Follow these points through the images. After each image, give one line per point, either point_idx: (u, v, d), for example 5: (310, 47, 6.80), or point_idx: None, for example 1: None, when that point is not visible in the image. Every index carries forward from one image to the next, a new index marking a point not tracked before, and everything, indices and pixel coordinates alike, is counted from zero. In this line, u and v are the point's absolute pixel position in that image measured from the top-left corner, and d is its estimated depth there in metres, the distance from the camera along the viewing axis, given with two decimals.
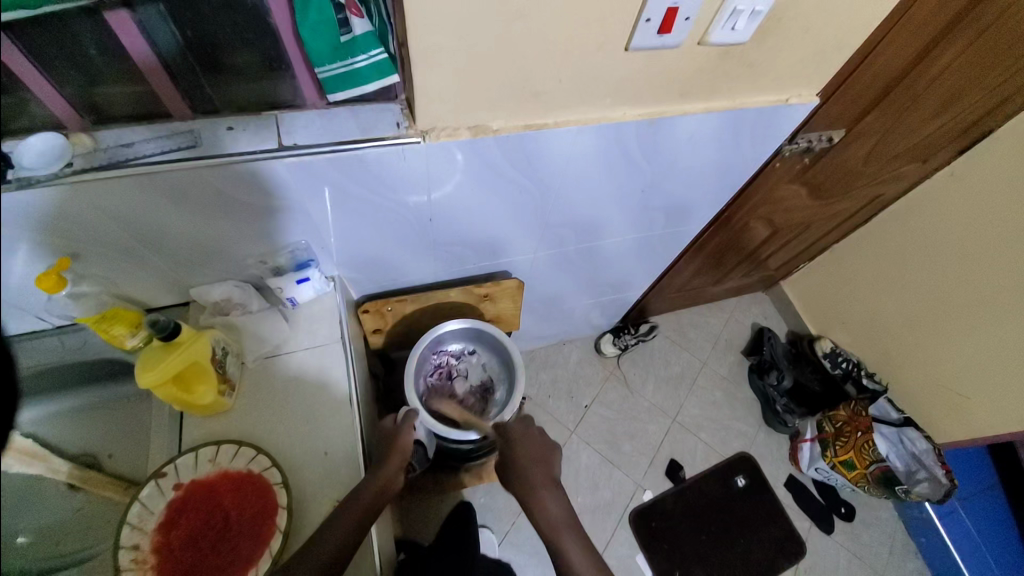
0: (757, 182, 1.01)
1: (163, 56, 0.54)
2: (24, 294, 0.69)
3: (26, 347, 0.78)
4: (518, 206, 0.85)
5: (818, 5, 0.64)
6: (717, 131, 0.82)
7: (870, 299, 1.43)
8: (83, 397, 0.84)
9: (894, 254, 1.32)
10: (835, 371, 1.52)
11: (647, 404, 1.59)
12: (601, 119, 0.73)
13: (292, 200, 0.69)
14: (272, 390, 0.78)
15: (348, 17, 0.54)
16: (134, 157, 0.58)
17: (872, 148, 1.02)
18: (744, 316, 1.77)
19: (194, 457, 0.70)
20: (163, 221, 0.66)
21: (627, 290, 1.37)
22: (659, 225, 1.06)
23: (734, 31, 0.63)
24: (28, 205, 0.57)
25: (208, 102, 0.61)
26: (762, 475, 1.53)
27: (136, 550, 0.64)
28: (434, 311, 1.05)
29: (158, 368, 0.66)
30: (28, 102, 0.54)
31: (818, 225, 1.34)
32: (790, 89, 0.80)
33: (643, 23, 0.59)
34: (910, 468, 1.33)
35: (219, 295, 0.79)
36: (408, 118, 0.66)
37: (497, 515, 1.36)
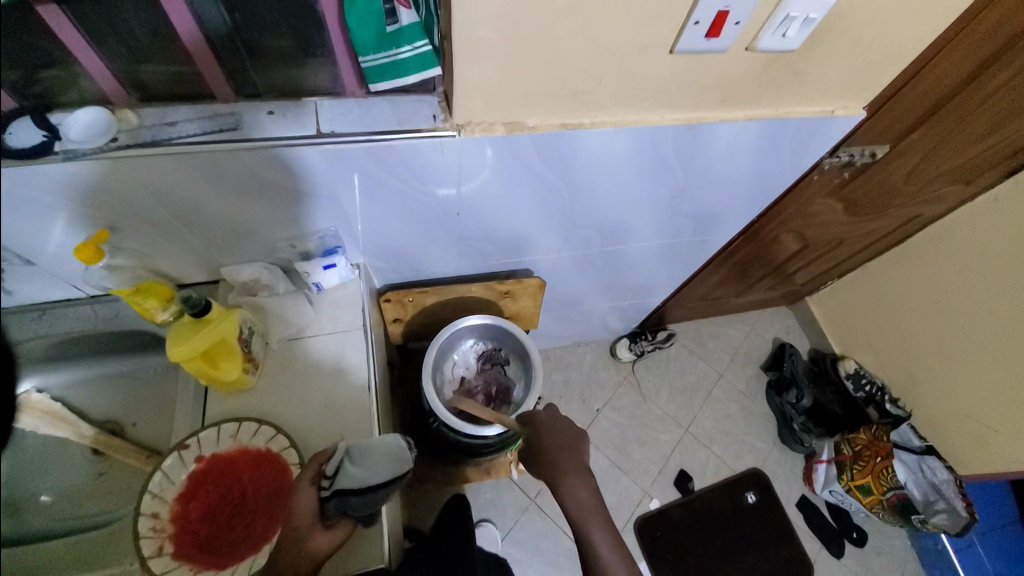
0: (792, 194, 0.99)
1: (211, 38, 0.55)
2: (63, 262, 0.71)
3: (58, 315, 0.80)
4: (546, 205, 0.84)
5: (873, 17, 0.62)
6: (755, 140, 0.80)
7: (899, 321, 1.39)
8: (109, 367, 0.86)
9: (928, 277, 1.28)
10: (857, 393, 1.48)
11: (660, 413, 1.57)
12: (638, 122, 0.72)
13: (324, 187, 0.70)
14: (293, 372, 0.79)
15: (395, 7, 0.54)
16: (177, 136, 0.59)
17: (915, 166, 0.99)
18: (765, 330, 1.73)
19: (216, 431, 0.71)
20: (198, 200, 0.67)
21: (648, 296, 1.35)
22: (687, 232, 1.05)
23: (785, 37, 0.61)
24: (72, 177, 0.58)
25: (250, 85, 0.62)
26: (773, 493, 1.50)
27: (155, 518, 0.65)
28: (454, 304, 1.06)
29: (188, 344, 0.68)
30: (78, 76, 0.56)
31: (851, 242, 1.30)
32: (836, 101, 0.77)
33: (691, 26, 0.58)
34: (929, 498, 1.28)
35: (248, 275, 0.81)
36: (445, 112, 0.66)
37: (501, 511, 1.37)
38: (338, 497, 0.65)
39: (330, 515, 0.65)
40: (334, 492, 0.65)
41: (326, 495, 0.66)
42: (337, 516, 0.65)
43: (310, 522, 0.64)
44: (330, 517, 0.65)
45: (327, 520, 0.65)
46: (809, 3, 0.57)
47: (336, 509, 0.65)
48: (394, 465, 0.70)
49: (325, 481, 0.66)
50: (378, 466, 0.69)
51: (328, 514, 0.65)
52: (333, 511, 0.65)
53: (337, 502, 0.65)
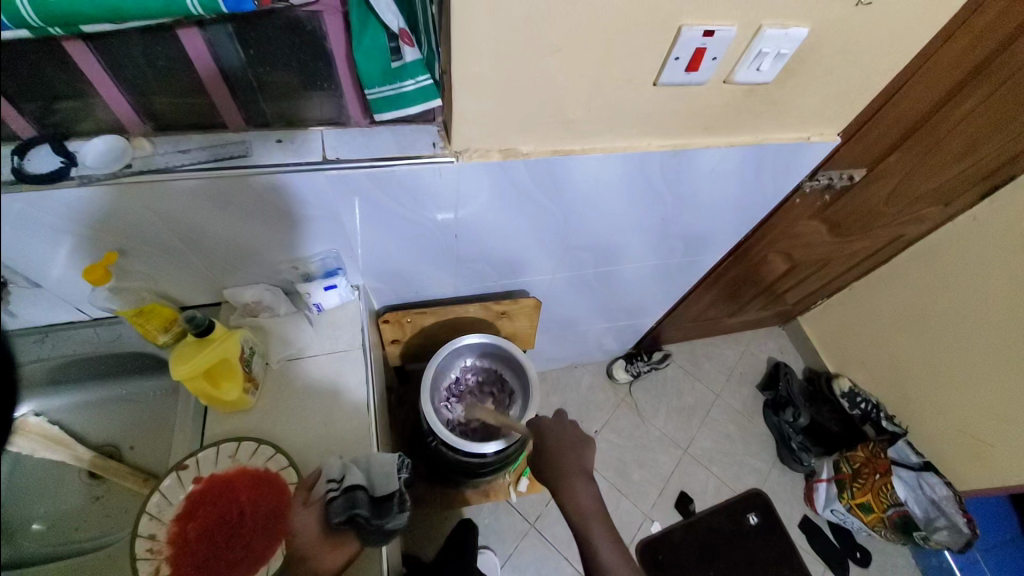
0: (777, 216, 1.02)
1: (226, 72, 0.58)
2: (70, 284, 0.73)
3: (61, 336, 0.81)
4: (541, 227, 0.87)
5: (842, 50, 0.67)
6: (739, 165, 0.84)
7: (891, 341, 1.41)
8: (106, 390, 0.86)
9: (914, 295, 1.31)
10: (854, 411, 1.49)
11: (658, 433, 1.57)
12: (628, 148, 0.76)
13: (328, 210, 0.73)
14: (293, 392, 0.80)
15: (400, 46, 0.58)
16: (189, 162, 0.62)
17: (893, 189, 1.03)
18: (759, 350, 1.75)
19: (215, 451, 0.72)
20: (206, 224, 0.70)
21: (642, 316, 1.37)
22: (678, 253, 1.08)
23: (759, 71, 0.66)
24: (87, 201, 0.61)
25: (261, 116, 0.65)
26: (775, 514, 1.49)
27: (152, 540, 0.66)
28: (452, 325, 1.07)
29: (189, 364, 0.69)
30: (95, 107, 0.59)
31: (837, 262, 1.34)
32: (814, 127, 0.82)
33: (672, 61, 0.62)
34: (929, 516, 1.27)
35: (251, 296, 0.83)
36: (444, 139, 0.70)
37: (500, 536, 1.35)
38: (347, 494, 0.67)
39: (337, 514, 0.65)
40: (344, 490, 0.67)
41: (334, 495, 0.67)
42: (342, 516, 0.65)
43: (317, 536, 0.66)
44: (336, 518, 0.65)
45: (332, 521, 0.65)
46: (781, 37, 0.62)
47: (343, 507, 0.66)
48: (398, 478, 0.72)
49: (333, 483, 0.68)
50: (382, 475, 0.72)
51: (335, 514, 0.65)
52: (342, 508, 0.66)
53: (347, 497, 0.66)
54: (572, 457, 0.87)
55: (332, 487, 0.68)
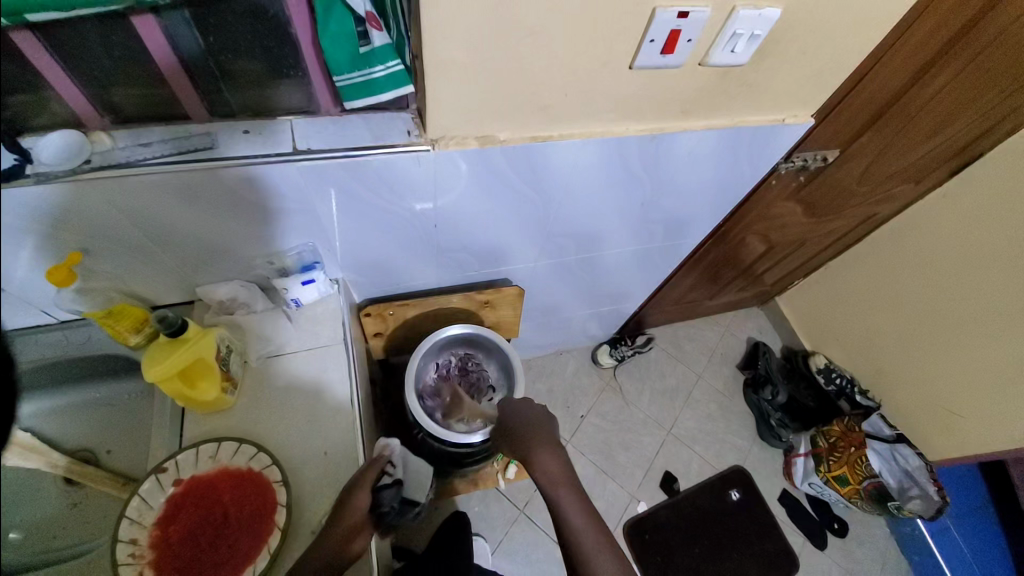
0: (755, 197, 1.04)
1: (184, 60, 0.56)
2: (32, 288, 0.70)
3: (29, 340, 0.78)
4: (522, 214, 0.87)
5: (814, 30, 0.68)
6: (717, 148, 0.85)
7: (865, 317, 1.45)
8: (79, 395, 0.84)
9: (886, 272, 1.35)
10: (830, 387, 1.53)
11: (642, 416, 1.60)
12: (606, 133, 0.75)
13: (302, 202, 0.71)
14: (274, 389, 0.79)
15: (367, 30, 0.57)
16: (151, 156, 0.60)
17: (865, 169, 1.05)
18: (739, 330, 1.79)
19: (195, 453, 0.71)
20: (173, 220, 0.67)
21: (624, 301, 1.38)
22: (658, 238, 1.09)
23: (734, 53, 0.66)
24: (43, 200, 0.58)
25: (226, 106, 0.63)
26: (756, 489, 1.54)
27: (134, 544, 0.64)
28: (435, 316, 1.07)
29: (163, 365, 0.67)
30: (47, 100, 0.56)
31: (813, 242, 1.37)
32: (787, 109, 0.83)
33: (647, 44, 0.61)
34: (903, 485, 1.33)
35: (225, 294, 0.80)
36: (418, 127, 0.69)
37: (491, 524, 1.36)
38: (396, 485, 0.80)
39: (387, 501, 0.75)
40: (396, 482, 0.80)
41: (387, 483, 0.79)
42: (388, 505, 0.75)
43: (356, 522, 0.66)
44: (383, 506, 0.74)
45: (379, 507, 0.72)
46: (754, 19, 0.62)
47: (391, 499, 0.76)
48: (422, 488, 0.92)
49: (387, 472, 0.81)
50: (411, 479, 0.90)
51: (384, 502, 0.75)
52: (390, 499, 0.76)
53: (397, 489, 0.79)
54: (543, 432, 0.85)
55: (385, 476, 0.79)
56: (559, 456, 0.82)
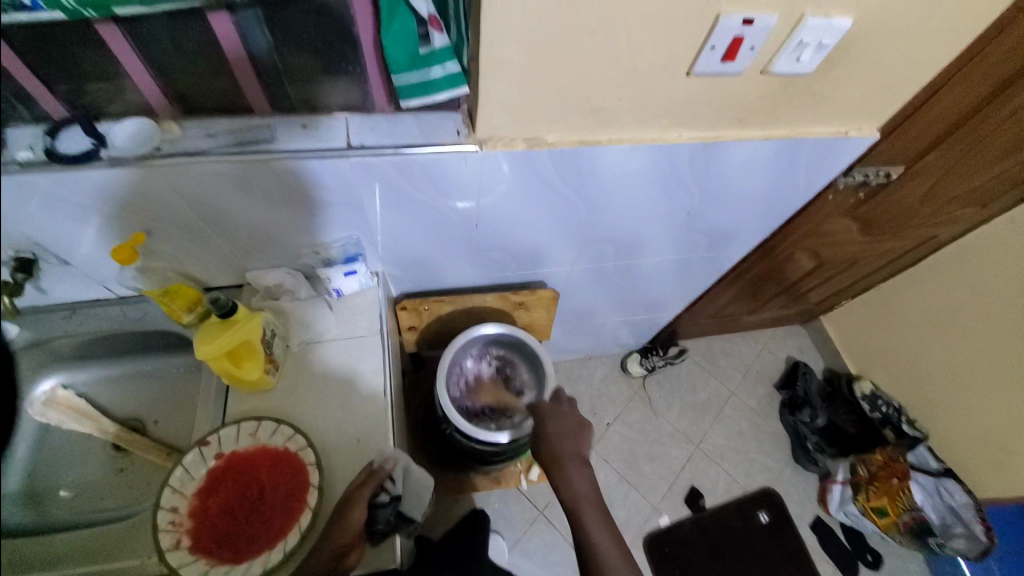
0: (808, 212, 0.99)
1: (253, 56, 0.58)
2: (97, 263, 0.75)
3: (88, 313, 0.83)
4: (563, 218, 0.86)
5: (888, 40, 0.64)
6: (772, 158, 0.82)
7: (916, 345, 1.37)
8: (128, 367, 0.89)
9: (943, 299, 1.26)
10: (875, 414, 1.45)
11: (670, 429, 1.56)
12: (656, 139, 0.74)
13: (350, 196, 0.73)
14: (312, 374, 0.81)
15: (429, 31, 0.58)
16: (213, 146, 0.63)
17: (929, 189, 0.99)
18: (779, 348, 1.72)
19: (237, 429, 0.73)
20: (229, 207, 0.70)
21: (660, 310, 1.36)
22: (700, 248, 1.06)
23: (799, 61, 0.63)
24: (115, 181, 0.62)
25: (287, 101, 0.65)
26: (786, 514, 1.48)
27: (174, 512, 0.67)
28: (470, 313, 1.07)
29: (214, 344, 0.70)
30: (123, 88, 0.59)
31: (865, 262, 1.30)
32: (851, 121, 0.79)
33: (708, 50, 0.60)
34: (946, 522, 1.26)
35: (272, 280, 0.84)
36: (468, 127, 0.69)
37: (509, 522, 1.36)
38: (395, 502, 0.72)
39: (381, 519, 0.70)
40: (393, 499, 0.72)
41: (383, 500, 0.71)
42: (384, 523, 0.70)
43: (357, 533, 0.66)
44: (378, 524, 0.70)
45: (373, 525, 0.70)
46: (824, 29, 0.59)
47: (388, 514, 0.71)
48: (420, 506, 0.79)
49: (385, 487, 0.72)
50: (409, 494, 0.77)
51: (379, 520, 0.70)
52: (387, 518, 0.71)
53: (394, 508, 0.72)
54: (569, 444, 0.85)
55: (382, 491, 0.72)
56: (586, 476, 0.82)
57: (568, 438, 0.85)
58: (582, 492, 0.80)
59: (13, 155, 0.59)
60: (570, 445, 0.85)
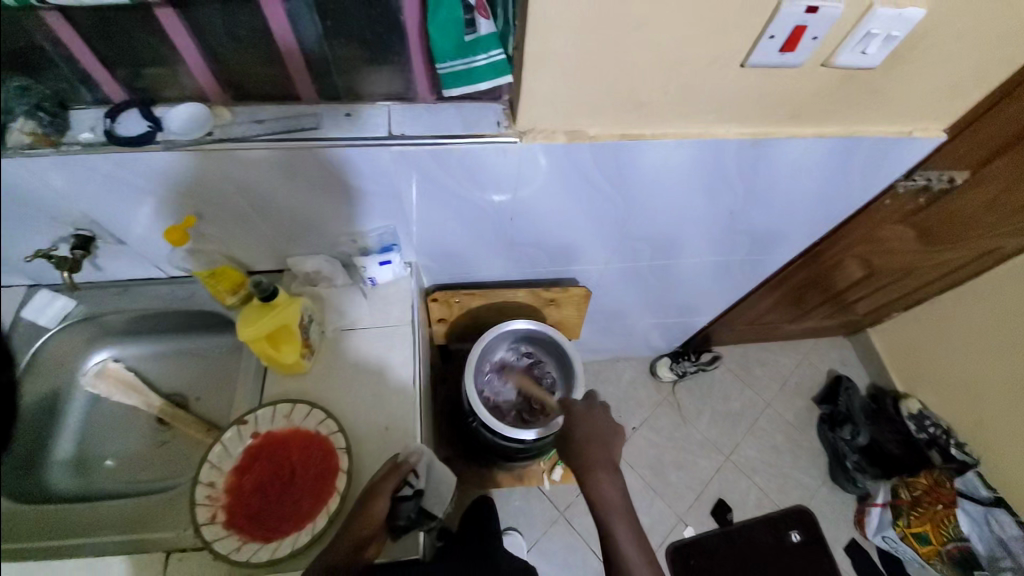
0: (861, 217, 0.94)
1: (301, 43, 0.60)
2: (150, 243, 0.79)
3: (139, 291, 0.87)
4: (600, 215, 0.84)
5: (964, 33, 0.60)
6: (825, 158, 0.78)
7: (972, 364, 1.28)
8: (174, 344, 0.93)
9: (1005, 316, 1.17)
10: (920, 435, 1.37)
11: (699, 437, 1.51)
12: (702, 135, 0.71)
13: (389, 185, 0.73)
14: (345, 360, 0.83)
15: (475, 18, 0.57)
16: (261, 133, 0.64)
17: (995, 199, 0.91)
18: (819, 360, 1.65)
19: (272, 410, 0.75)
20: (273, 193, 0.72)
21: (695, 315, 1.32)
22: (742, 251, 1.02)
23: (865, 54, 0.59)
24: (169, 164, 0.64)
25: (333, 89, 0.66)
26: (820, 534, 1.41)
27: (211, 487, 0.70)
28: (500, 308, 1.07)
29: (255, 326, 0.73)
30: (178, 74, 0.61)
31: (921, 272, 1.22)
32: (916, 120, 0.74)
33: (765, 40, 0.57)
34: (994, 554, 1.16)
35: (311, 266, 0.86)
36: (509, 118, 0.68)
37: (529, 521, 1.36)
38: (418, 496, 0.72)
39: (403, 514, 0.69)
40: (416, 494, 0.72)
41: (406, 495, 0.71)
42: (405, 519, 0.70)
43: (378, 525, 0.66)
44: (399, 518, 0.70)
45: (395, 520, 0.69)
46: (893, 19, 0.55)
47: (410, 510, 0.70)
48: (441, 502, 0.78)
49: (408, 481, 0.74)
50: (434, 491, 0.77)
51: (401, 515, 0.69)
52: (408, 514, 0.70)
53: (417, 502, 0.71)
54: (599, 451, 0.82)
55: (407, 486, 0.74)
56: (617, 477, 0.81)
57: (599, 444, 0.83)
58: (612, 500, 0.78)
59: (75, 137, 0.61)
60: (599, 452, 0.82)
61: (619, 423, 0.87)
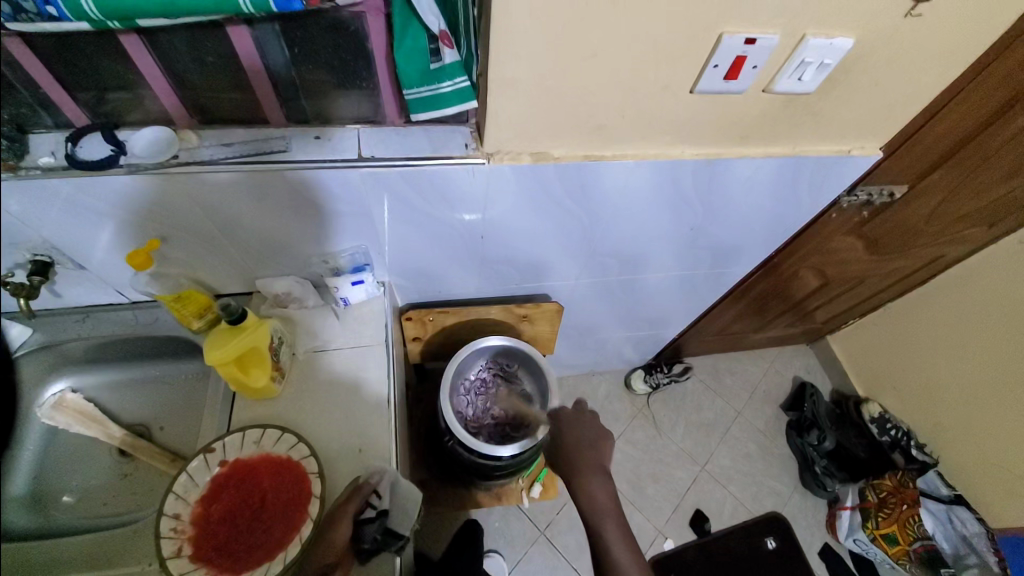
0: (810, 230, 1.00)
1: (270, 69, 0.61)
2: (112, 268, 0.77)
3: (101, 318, 0.85)
4: (567, 231, 0.87)
5: (888, 62, 0.66)
6: (775, 177, 0.83)
7: (927, 366, 1.35)
8: (136, 372, 0.90)
9: (952, 320, 1.25)
10: (883, 438, 1.43)
11: (675, 448, 1.54)
12: (659, 156, 0.75)
13: (360, 205, 0.74)
14: (317, 382, 0.82)
15: (439, 47, 0.59)
16: (228, 156, 0.64)
17: (935, 207, 0.99)
18: (785, 368, 1.71)
19: (241, 436, 0.74)
20: (241, 215, 0.72)
21: (664, 327, 1.35)
22: (705, 265, 1.06)
23: (800, 81, 0.65)
24: (132, 188, 0.64)
25: (301, 113, 0.67)
26: (795, 540, 1.44)
27: (177, 519, 0.67)
28: (474, 326, 1.08)
29: (222, 349, 0.71)
30: (144, 98, 0.61)
31: (873, 281, 1.29)
32: (853, 141, 0.80)
33: (710, 69, 0.61)
34: (959, 552, 1.22)
35: (281, 288, 0.85)
36: (476, 141, 0.71)
37: (510, 541, 1.34)
38: (381, 518, 0.71)
39: (367, 536, 0.69)
40: (380, 514, 0.71)
41: (370, 516, 0.71)
42: (370, 541, 0.69)
43: (342, 550, 0.67)
44: (365, 541, 0.69)
45: (360, 543, 0.69)
46: (823, 49, 0.61)
47: (374, 531, 0.70)
48: (411, 520, 0.72)
49: (371, 503, 0.72)
50: (396, 510, 0.72)
51: (366, 538, 0.70)
52: (373, 536, 0.70)
53: (382, 524, 0.70)
54: (589, 456, 1.01)
55: (370, 507, 0.72)
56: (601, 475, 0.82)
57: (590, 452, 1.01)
58: None
59: (35, 160, 0.61)
60: (591, 456, 1.01)
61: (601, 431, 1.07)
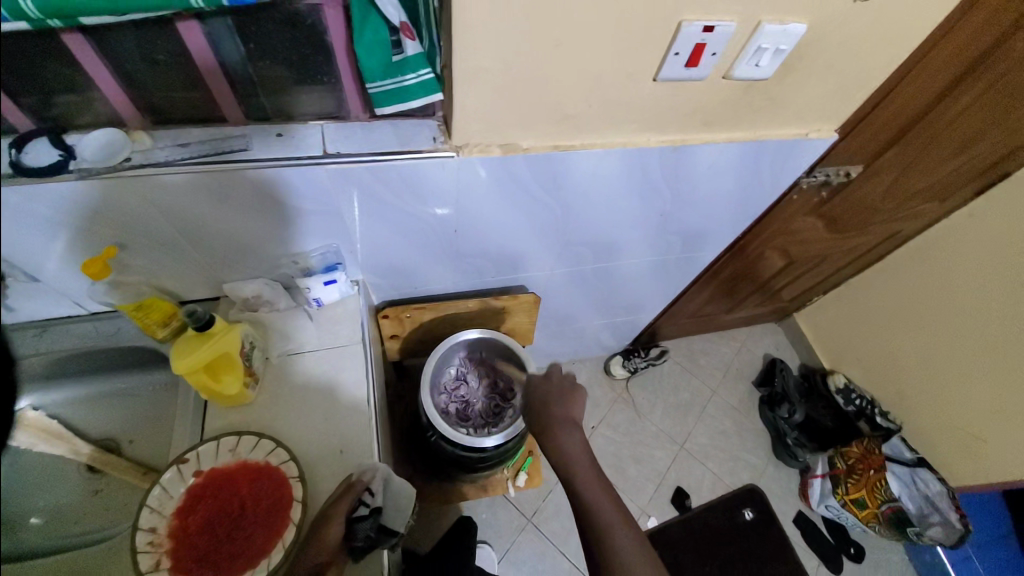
0: (774, 212, 1.03)
1: (224, 64, 0.58)
2: (67, 280, 0.74)
3: (59, 331, 0.81)
4: (540, 222, 0.88)
5: (840, 46, 0.68)
6: (737, 160, 0.85)
7: (886, 338, 1.42)
8: (100, 386, 0.87)
9: (908, 292, 1.32)
10: (848, 407, 1.49)
11: (655, 429, 1.58)
12: (626, 144, 0.76)
13: (328, 204, 0.73)
14: (293, 385, 0.80)
15: (401, 39, 0.59)
16: (187, 157, 0.62)
17: (890, 185, 1.03)
18: (756, 346, 1.77)
19: (216, 445, 0.72)
20: (203, 217, 0.69)
21: (639, 313, 1.38)
22: (675, 249, 1.08)
23: (757, 67, 0.66)
24: (84, 194, 0.61)
25: (261, 111, 0.65)
26: (771, 510, 1.51)
27: (153, 533, 0.66)
28: (452, 320, 1.08)
29: (191, 357, 0.69)
30: (93, 100, 0.59)
31: (834, 259, 1.35)
32: (810, 124, 0.83)
33: (672, 56, 0.62)
34: (923, 511, 1.31)
35: (250, 291, 0.82)
36: (444, 134, 0.71)
37: (498, 531, 1.36)
38: (376, 514, 0.70)
39: (360, 534, 0.69)
40: (374, 512, 0.70)
41: (363, 514, 0.69)
42: (363, 539, 0.69)
43: (334, 551, 0.66)
44: (358, 539, 0.69)
45: (353, 541, 0.69)
46: (779, 35, 0.62)
47: (367, 528, 0.69)
48: (404, 516, 0.74)
49: (364, 501, 0.70)
50: (390, 505, 0.73)
51: (358, 536, 0.69)
52: (366, 533, 0.69)
53: (375, 521, 0.70)
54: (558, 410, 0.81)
55: (363, 505, 0.70)
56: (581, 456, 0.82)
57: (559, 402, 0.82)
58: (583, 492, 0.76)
59: None
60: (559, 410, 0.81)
61: (576, 382, 0.85)
